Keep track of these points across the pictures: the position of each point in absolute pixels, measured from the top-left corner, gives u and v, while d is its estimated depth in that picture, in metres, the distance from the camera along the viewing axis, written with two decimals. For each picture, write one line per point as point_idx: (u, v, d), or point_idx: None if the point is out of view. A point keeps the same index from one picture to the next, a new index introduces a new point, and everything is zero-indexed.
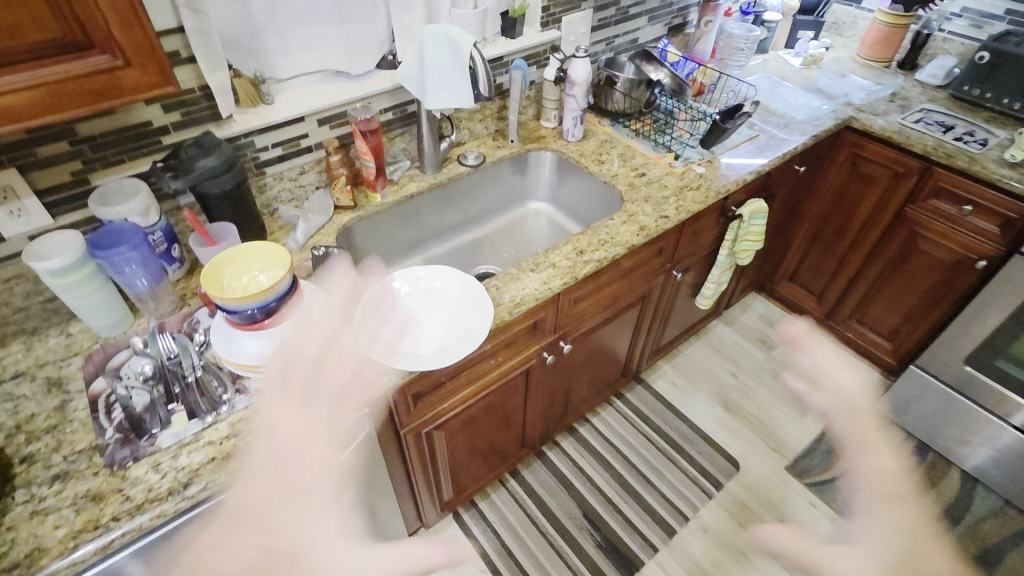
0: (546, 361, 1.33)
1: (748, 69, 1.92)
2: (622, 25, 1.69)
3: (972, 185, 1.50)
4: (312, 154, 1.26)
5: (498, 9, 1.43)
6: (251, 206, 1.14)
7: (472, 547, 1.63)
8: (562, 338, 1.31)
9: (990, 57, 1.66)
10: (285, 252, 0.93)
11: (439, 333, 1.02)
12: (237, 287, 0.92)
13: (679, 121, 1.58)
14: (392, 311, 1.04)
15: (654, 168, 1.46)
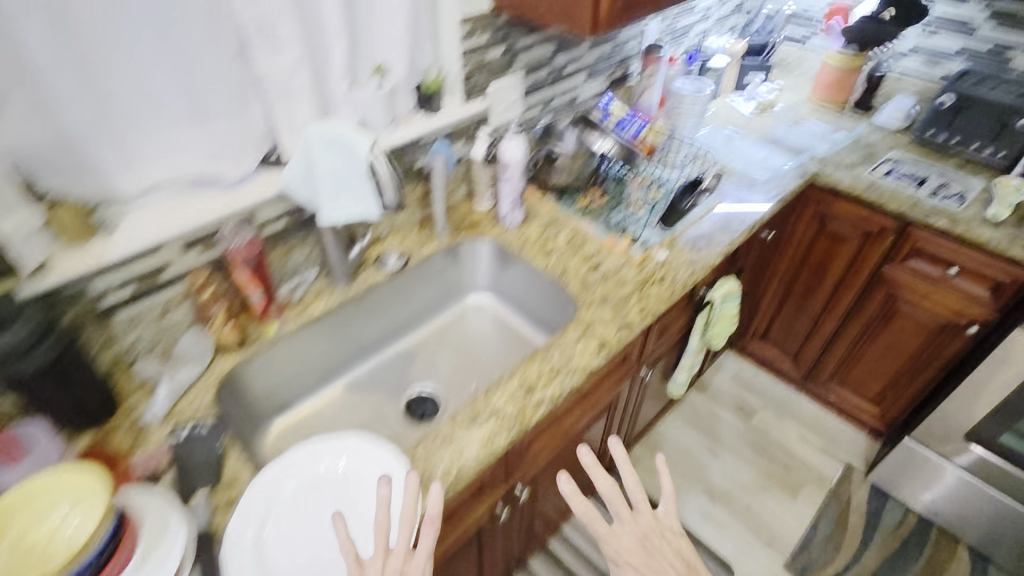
0: (500, 514, 1.07)
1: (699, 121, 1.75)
2: (557, 85, 1.49)
3: (955, 247, 1.38)
4: (178, 286, 0.98)
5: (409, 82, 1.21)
6: (87, 374, 0.83)
7: None
8: (517, 485, 1.07)
9: (953, 101, 1.54)
10: (104, 475, 0.67)
11: (362, 503, 0.77)
12: (32, 543, 0.62)
13: (632, 190, 1.37)
14: (280, 519, 0.76)
15: (609, 257, 1.24)
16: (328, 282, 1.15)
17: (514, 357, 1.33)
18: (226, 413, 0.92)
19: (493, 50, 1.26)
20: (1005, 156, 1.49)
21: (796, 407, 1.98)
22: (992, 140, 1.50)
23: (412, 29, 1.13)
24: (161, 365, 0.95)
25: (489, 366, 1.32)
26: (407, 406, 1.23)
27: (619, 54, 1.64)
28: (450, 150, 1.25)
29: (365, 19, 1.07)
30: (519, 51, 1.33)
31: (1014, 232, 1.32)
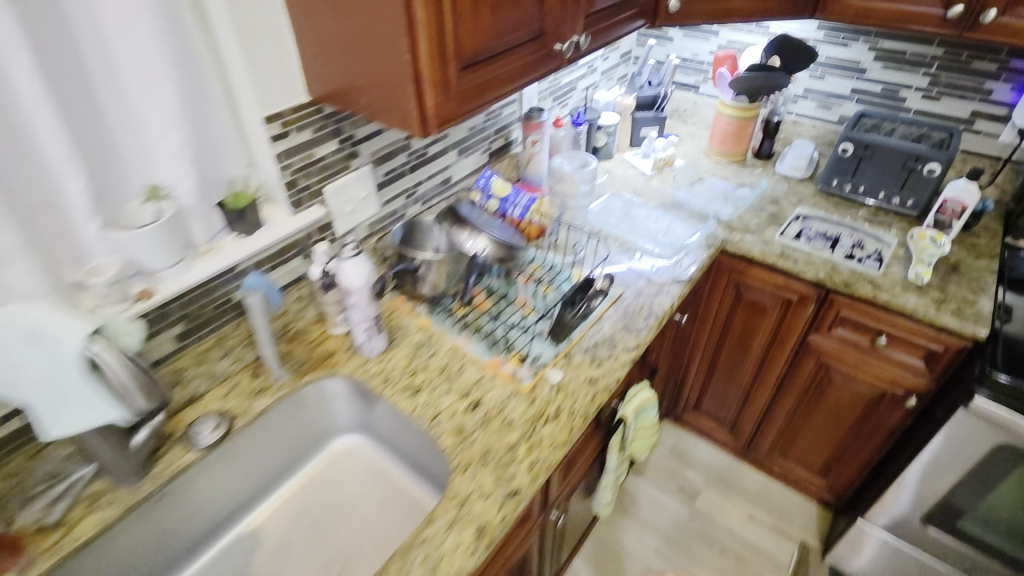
0: None
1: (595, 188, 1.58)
2: (422, 170, 1.27)
3: (879, 315, 1.24)
4: None
5: (210, 199, 0.95)
6: None
7: None
8: None
9: (854, 149, 1.43)
10: None
11: None
12: None
13: (521, 286, 1.21)
14: None
15: (493, 386, 1.01)
16: (110, 481, 0.84)
17: (390, 521, 1.05)
18: None
19: (324, 147, 1.02)
20: (915, 204, 1.39)
21: (741, 480, 1.80)
22: (900, 188, 1.40)
23: (198, 138, 0.89)
24: None
25: (362, 536, 1.04)
26: None
27: (495, 123, 1.45)
28: (271, 279, 0.94)
29: (124, 137, 0.81)
30: (362, 141, 1.09)
31: (941, 296, 1.19)
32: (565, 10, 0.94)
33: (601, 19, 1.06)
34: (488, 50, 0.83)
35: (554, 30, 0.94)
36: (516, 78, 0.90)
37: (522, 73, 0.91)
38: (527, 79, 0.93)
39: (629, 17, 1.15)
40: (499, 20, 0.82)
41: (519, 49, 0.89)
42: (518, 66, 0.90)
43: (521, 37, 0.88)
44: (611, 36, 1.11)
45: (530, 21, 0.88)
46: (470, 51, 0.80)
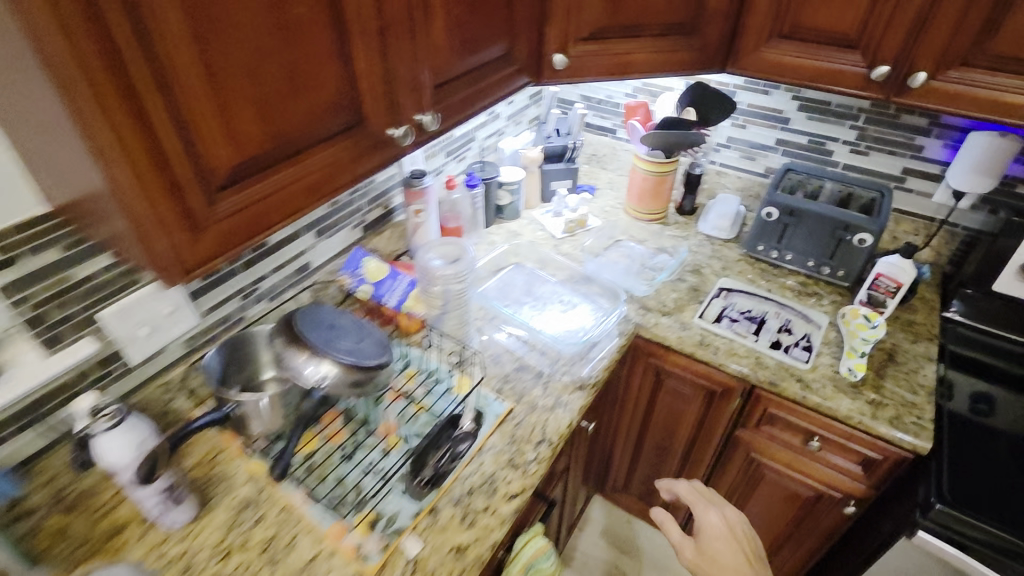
0: None
1: (493, 259, 1.37)
2: (264, 262, 1.03)
3: (810, 417, 1.07)
4: None
5: None
6: None
7: None
8: None
9: (779, 214, 1.27)
10: None
11: None
12: None
13: (387, 406, 0.99)
14: None
15: (329, 570, 0.78)
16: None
17: None
18: None
19: (88, 265, 0.76)
20: (846, 275, 1.25)
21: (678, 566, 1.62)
22: (830, 258, 1.25)
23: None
24: None
25: None
26: None
27: (369, 192, 1.22)
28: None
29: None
30: None
31: (877, 398, 1.03)
32: (391, 86, 0.72)
33: (456, 89, 0.84)
34: (260, 158, 0.59)
35: (375, 114, 0.72)
36: (321, 186, 0.67)
37: (333, 176, 0.68)
38: (344, 180, 0.71)
39: (503, 79, 0.94)
40: (274, 117, 0.59)
41: (319, 146, 0.66)
42: (322, 169, 0.66)
43: (320, 132, 0.65)
44: (476, 107, 0.90)
45: (333, 109, 0.66)
46: (225, 166, 0.56)
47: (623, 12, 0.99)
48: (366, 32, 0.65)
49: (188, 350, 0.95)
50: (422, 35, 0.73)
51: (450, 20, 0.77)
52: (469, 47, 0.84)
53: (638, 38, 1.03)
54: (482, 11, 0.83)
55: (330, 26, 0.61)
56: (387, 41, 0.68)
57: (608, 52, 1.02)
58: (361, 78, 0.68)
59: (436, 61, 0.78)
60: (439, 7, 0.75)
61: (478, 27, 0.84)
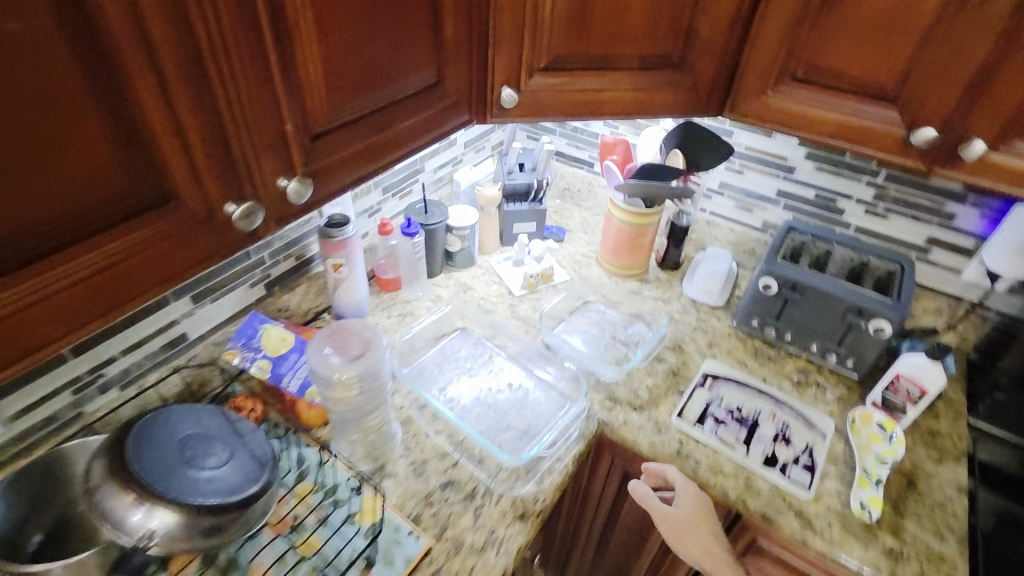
0: None
1: (433, 324, 1.11)
2: (106, 344, 0.77)
3: (810, 561, 0.85)
4: None
5: None
6: None
7: None
8: None
9: (779, 288, 1.04)
10: None
11: None
12: None
13: (264, 543, 0.75)
14: None
15: None
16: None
17: None
18: None
19: None
20: (857, 366, 1.03)
21: None
22: (837, 343, 1.03)
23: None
24: None
25: None
26: None
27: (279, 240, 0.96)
28: None
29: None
30: None
31: (896, 546, 0.81)
32: (224, 145, 0.48)
33: (351, 139, 0.60)
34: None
35: (201, 188, 0.48)
36: (80, 306, 0.43)
37: (104, 292, 0.44)
38: (132, 292, 0.46)
39: (429, 121, 0.70)
40: None
41: (74, 250, 0.42)
42: (79, 284, 0.42)
43: (76, 227, 0.41)
44: (385, 160, 0.66)
45: (103, 192, 0.42)
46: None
47: (591, 38, 0.75)
48: (154, 70, 0.41)
49: None
50: (279, 70, 0.49)
51: (332, 46, 0.53)
52: (370, 82, 0.59)
53: (610, 72, 0.79)
54: (391, 33, 0.59)
55: (75, 62, 0.37)
56: (205, 80, 0.44)
57: (571, 89, 0.79)
58: (161, 139, 0.43)
59: (311, 104, 0.54)
60: (310, 28, 0.51)
61: (385, 55, 0.59)
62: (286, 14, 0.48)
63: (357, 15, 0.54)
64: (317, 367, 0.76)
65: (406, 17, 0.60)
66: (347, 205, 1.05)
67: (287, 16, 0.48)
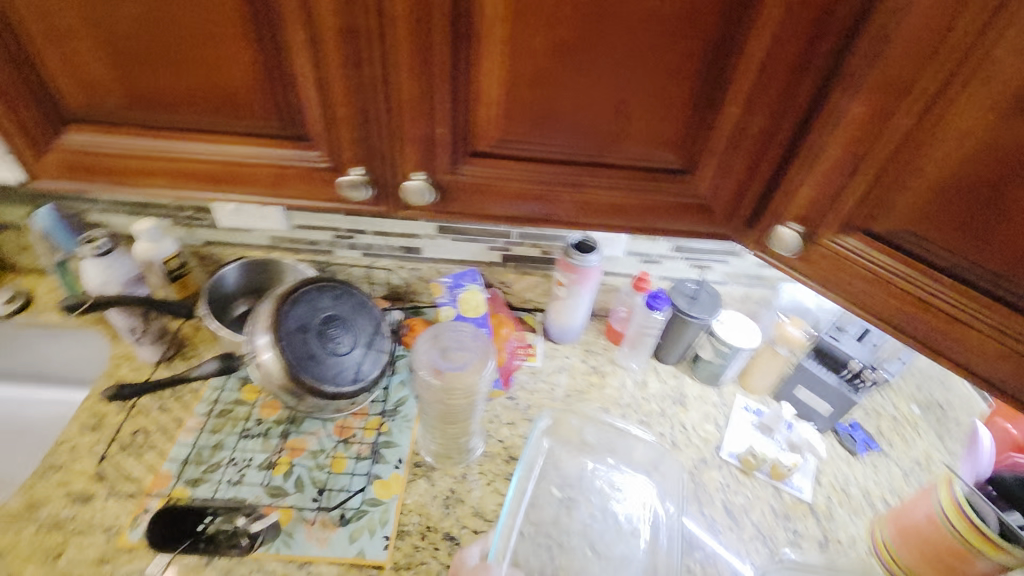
0: None
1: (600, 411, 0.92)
2: (369, 221, 0.94)
3: None
4: None
5: None
6: None
7: None
8: None
9: None
10: None
11: None
12: None
13: (326, 432, 0.85)
14: None
15: (107, 505, 0.76)
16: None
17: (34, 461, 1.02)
18: None
19: None
20: None
21: None
22: None
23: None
24: None
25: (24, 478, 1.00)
26: None
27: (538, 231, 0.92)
28: (69, 222, 0.88)
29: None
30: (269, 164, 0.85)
31: None
32: (366, 117, 0.47)
33: (521, 178, 0.51)
34: (116, 107, 0.47)
35: (333, 140, 0.49)
36: (212, 180, 0.51)
37: (232, 175, 0.50)
38: (254, 189, 0.52)
39: (643, 211, 0.53)
40: (129, 71, 0.44)
41: (222, 136, 0.48)
42: (217, 162, 0.50)
43: (226, 120, 0.47)
44: (558, 219, 0.54)
45: (240, 98, 0.46)
46: (58, 80, 0.45)
47: (979, 231, 0.42)
48: (313, 25, 0.42)
49: (271, 245, 0.99)
50: (447, 71, 0.44)
51: (522, 73, 0.44)
52: (570, 129, 0.47)
53: (992, 305, 0.43)
54: (615, 87, 0.45)
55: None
56: (358, 44, 0.43)
57: (899, 291, 0.46)
58: (303, 86, 0.45)
59: (480, 119, 0.47)
60: (502, 41, 0.42)
61: (598, 109, 0.46)
62: (477, 19, 0.41)
63: (571, 49, 0.43)
64: (418, 359, 0.76)
65: (655, 72, 0.44)
66: (616, 244, 0.92)
67: (477, 19, 0.41)
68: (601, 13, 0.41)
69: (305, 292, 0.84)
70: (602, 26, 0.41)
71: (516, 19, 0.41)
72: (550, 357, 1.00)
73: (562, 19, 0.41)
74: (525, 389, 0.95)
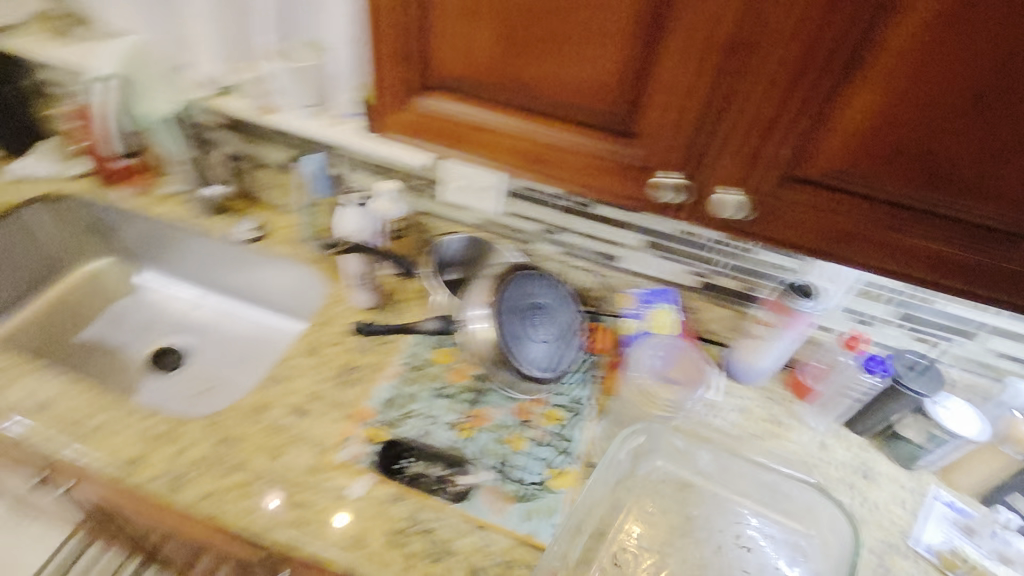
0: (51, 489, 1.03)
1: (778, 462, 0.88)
2: (580, 222, 0.98)
3: None
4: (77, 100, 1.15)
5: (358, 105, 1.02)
6: None
7: None
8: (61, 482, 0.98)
9: None
10: None
11: None
12: None
13: (507, 411, 0.89)
14: None
15: (318, 425, 0.85)
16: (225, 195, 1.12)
17: (244, 370, 1.18)
18: (34, 220, 1.15)
19: None
20: None
21: None
22: None
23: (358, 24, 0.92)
24: (56, 152, 1.21)
25: (234, 383, 1.15)
26: (164, 351, 1.21)
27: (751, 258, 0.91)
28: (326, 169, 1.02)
29: None
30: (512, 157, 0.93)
31: None
32: (713, 127, 0.51)
33: (840, 212, 0.53)
34: (482, 80, 0.55)
35: (670, 143, 0.53)
36: (539, 161, 0.58)
37: (561, 159, 0.57)
38: (573, 175, 0.57)
39: (953, 268, 0.53)
40: (525, 56, 0.52)
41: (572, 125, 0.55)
42: (553, 145, 0.56)
43: (581, 110, 0.54)
44: (856, 259, 0.56)
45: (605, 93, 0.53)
46: (440, 51, 0.54)
47: None
48: (709, 40, 0.47)
49: (480, 226, 1.05)
50: (816, 101, 0.48)
51: (895, 113, 0.48)
52: (912, 173, 0.50)
53: None
54: (977, 144, 0.47)
55: (638, 1, 0.47)
56: (742, 61, 0.47)
57: None
58: (668, 91, 0.50)
59: (824, 149, 0.51)
60: (883, 83, 0.47)
61: (949, 161, 0.48)
62: (866, 58, 0.46)
63: (951, 99, 0.46)
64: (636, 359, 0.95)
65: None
66: (846, 280, 0.87)
67: (866, 60, 0.46)
68: (998, 71, 0.44)
69: (518, 277, 0.89)
70: (993, 84, 0.44)
71: (908, 65, 0.45)
72: (727, 395, 0.97)
73: (953, 72, 0.45)
74: (699, 420, 0.93)
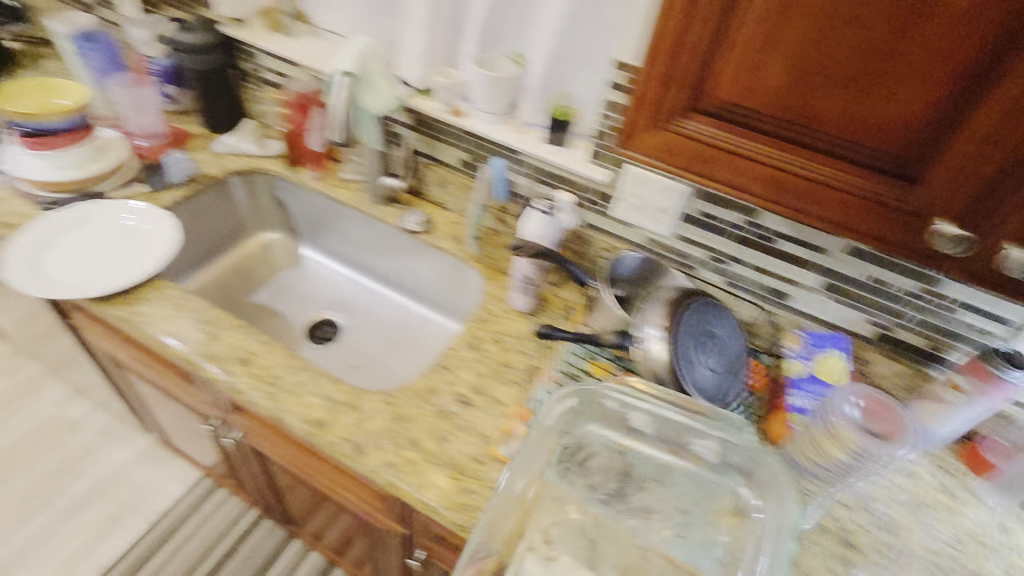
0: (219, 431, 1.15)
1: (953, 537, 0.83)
2: (756, 255, 0.96)
3: None
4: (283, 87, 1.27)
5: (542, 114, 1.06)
6: (207, 77, 1.25)
7: (171, 499, 1.60)
8: (235, 427, 1.09)
9: None
10: (82, 93, 1.12)
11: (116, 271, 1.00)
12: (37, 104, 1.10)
13: None
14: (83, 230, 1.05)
15: (482, 415, 0.89)
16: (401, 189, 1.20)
17: (389, 351, 1.25)
18: (229, 189, 1.28)
19: None
20: None
21: None
22: None
23: (564, 41, 0.96)
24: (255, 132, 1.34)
25: (380, 362, 1.22)
26: (321, 324, 1.31)
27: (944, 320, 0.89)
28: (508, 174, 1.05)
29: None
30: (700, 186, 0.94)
31: None
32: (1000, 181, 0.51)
33: None
34: (756, 113, 0.57)
35: (947, 192, 0.53)
36: (789, 192, 0.60)
37: (815, 193, 0.59)
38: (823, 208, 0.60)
39: None
40: (809, 94, 0.54)
41: (836, 161, 0.57)
42: (812, 180, 0.58)
43: (851, 149, 0.56)
44: None
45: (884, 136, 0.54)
46: (723, 81, 0.57)
47: None
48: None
49: (645, 246, 1.06)
50: None
51: None
52: None
53: None
54: None
55: (952, 50, 0.48)
56: None
57: None
58: (960, 140, 0.51)
59: None
60: None
61: None
62: None
63: None
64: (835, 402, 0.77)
65: None
66: None
67: None
68: None
69: (695, 303, 0.89)
70: None
71: None
72: None
73: None
74: None
